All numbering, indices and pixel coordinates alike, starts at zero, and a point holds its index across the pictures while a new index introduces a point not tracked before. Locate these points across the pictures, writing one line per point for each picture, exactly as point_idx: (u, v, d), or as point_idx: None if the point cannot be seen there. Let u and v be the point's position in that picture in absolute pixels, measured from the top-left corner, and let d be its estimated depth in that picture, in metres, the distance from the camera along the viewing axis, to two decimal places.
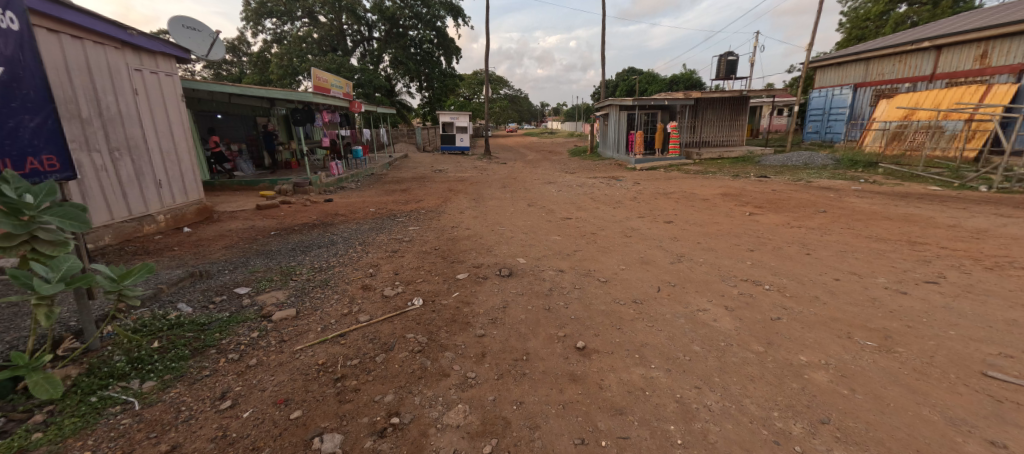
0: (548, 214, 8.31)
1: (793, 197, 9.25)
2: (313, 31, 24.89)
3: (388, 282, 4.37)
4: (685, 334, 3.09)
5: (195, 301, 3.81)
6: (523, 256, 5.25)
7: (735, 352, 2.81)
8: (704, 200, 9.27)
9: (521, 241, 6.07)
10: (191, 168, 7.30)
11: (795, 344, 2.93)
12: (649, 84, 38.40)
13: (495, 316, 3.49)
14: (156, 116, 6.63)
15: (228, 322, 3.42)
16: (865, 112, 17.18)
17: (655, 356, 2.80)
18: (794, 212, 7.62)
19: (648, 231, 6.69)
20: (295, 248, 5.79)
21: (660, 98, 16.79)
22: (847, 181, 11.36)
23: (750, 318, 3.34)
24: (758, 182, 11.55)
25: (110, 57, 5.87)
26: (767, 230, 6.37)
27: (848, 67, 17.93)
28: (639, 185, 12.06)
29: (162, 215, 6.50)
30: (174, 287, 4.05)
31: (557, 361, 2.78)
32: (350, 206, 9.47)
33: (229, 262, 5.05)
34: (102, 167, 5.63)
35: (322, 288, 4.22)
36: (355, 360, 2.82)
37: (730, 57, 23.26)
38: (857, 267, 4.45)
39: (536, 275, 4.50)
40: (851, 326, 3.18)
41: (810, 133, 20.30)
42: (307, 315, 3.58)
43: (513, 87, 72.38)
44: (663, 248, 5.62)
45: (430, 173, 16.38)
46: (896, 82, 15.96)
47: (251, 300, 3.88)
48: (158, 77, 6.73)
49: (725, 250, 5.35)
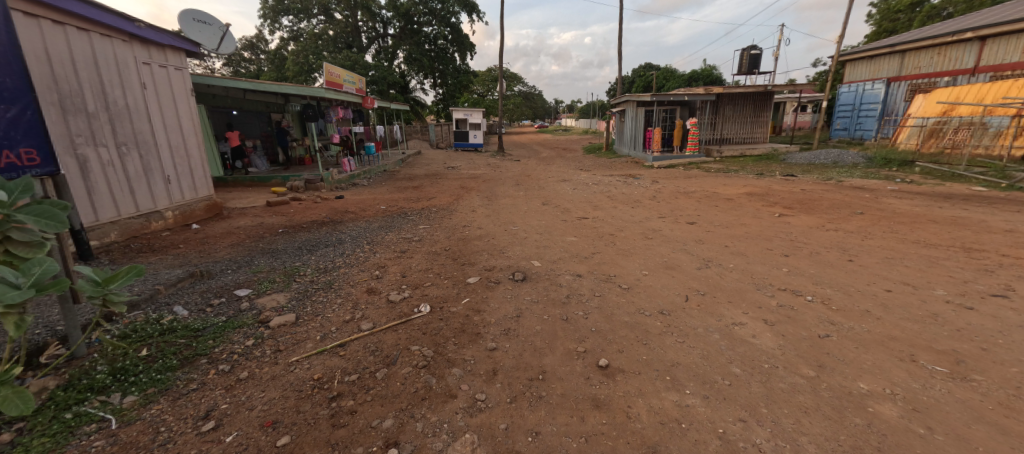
0: (563, 213, 8.02)
1: (825, 197, 8.71)
2: (329, 28, 25.02)
3: (394, 285, 4.12)
4: (721, 353, 2.73)
5: (194, 304, 3.63)
6: (538, 259, 4.95)
7: (783, 377, 2.46)
8: (728, 200, 8.82)
9: (536, 242, 5.78)
10: (201, 164, 7.18)
11: (852, 368, 2.56)
12: (667, 80, 37.67)
13: (509, 326, 3.20)
14: (165, 111, 6.49)
15: (223, 327, 3.21)
16: (898, 108, 16.29)
17: (689, 379, 2.46)
18: (829, 214, 7.11)
19: (670, 232, 6.33)
20: (301, 247, 5.61)
21: (680, 94, 16.25)
22: (882, 181, 10.71)
23: (794, 334, 2.98)
24: (784, 181, 11.00)
25: (117, 50, 5.73)
26: (801, 233, 5.91)
27: (882, 60, 17.01)
28: (658, 184, 11.60)
29: (170, 211, 6.39)
30: (173, 288, 3.87)
31: (578, 382, 2.47)
32: (361, 203, 9.28)
33: (234, 261, 4.89)
34: (109, 162, 5.52)
35: (324, 291, 4.01)
36: (353, 375, 2.57)
37: (754, 51, 22.38)
38: (910, 277, 4.01)
39: (551, 280, 4.20)
40: (913, 347, 2.80)
41: (838, 130, 19.39)
42: (308, 321, 3.34)
43: (527, 85, 72.16)
44: (688, 251, 5.23)
45: (442, 170, 16.16)
46: (934, 76, 15.02)
47: (250, 304, 3.67)
48: (168, 71, 6.58)
49: (756, 255, 4.95)
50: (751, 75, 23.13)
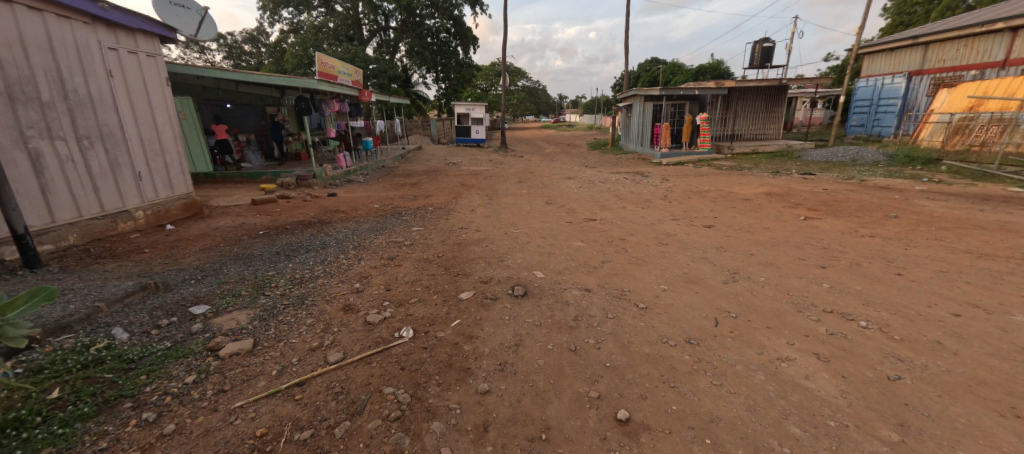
0: (568, 214, 7.44)
1: (851, 198, 8.08)
2: (329, 21, 24.42)
3: (375, 302, 3.58)
4: (772, 403, 2.17)
5: (139, 325, 3.10)
6: (541, 269, 4.39)
7: (859, 442, 1.90)
8: (745, 200, 8.21)
9: (539, 248, 5.23)
10: (178, 159, 6.65)
11: (944, 429, 1.99)
12: (675, 75, 36.85)
13: (505, 359, 2.66)
14: (135, 101, 5.95)
15: (164, 358, 2.69)
16: (920, 103, 15.52)
17: (736, 444, 1.91)
18: (859, 217, 6.49)
19: (686, 237, 5.77)
20: (280, 252, 5.07)
21: (690, 88, 15.54)
22: (908, 181, 10.06)
23: (857, 377, 2.41)
24: (802, 180, 10.38)
25: (78, 33, 5.20)
26: (834, 240, 5.30)
27: (902, 53, 16.18)
28: (668, 182, 10.98)
29: (140, 211, 5.88)
30: (118, 305, 3.34)
31: (592, 446, 1.92)
32: (354, 202, 8.74)
33: (200, 270, 4.36)
34: (67, 158, 4.98)
35: (295, 309, 3.48)
36: (306, 431, 2.03)
37: (766, 44, 21.58)
38: (976, 297, 3.44)
39: (556, 296, 3.65)
40: (1012, 396, 2.22)
41: (854, 126, 18.60)
42: (266, 349, 2.81)
43: (531, 79, 71.31)
44: (710, 261, 4.64)
45: (443, 166, 15.59)
46: (960, 69, 14.27)
47: (204, 325, 3.14)
48: (138, 57, 6.04)
49: (788, 266, 4.37)
50: (764, 69, 22.31)
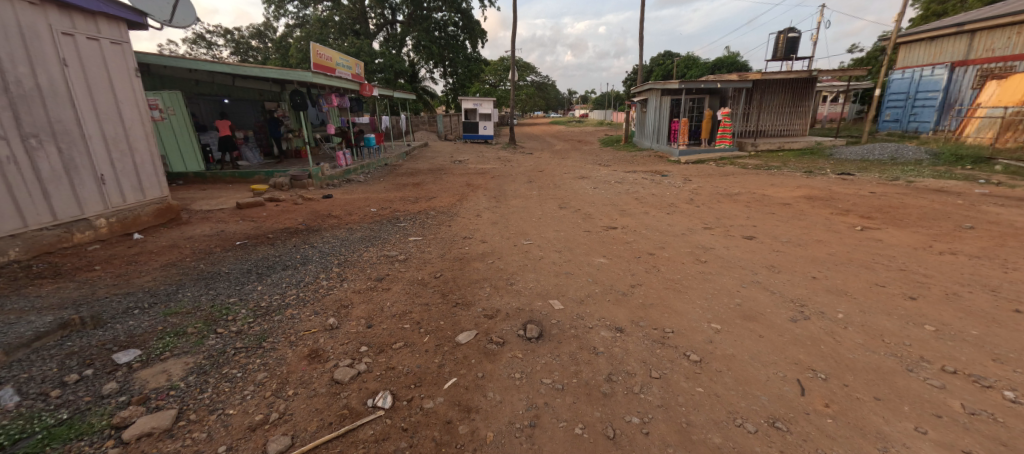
0: (585, 221, 6.62)
1: (906, 203, 7.14)
2: (335, 14, 23.70)
3: (350, 347, 2.80)
4: None
5: (39, 382, 2.37)
6: (560, 297, 3.57)
7: None
8: (783, 205, 7.31)
9: (555, 265, 4.43)
10: (149, 159, 5.96)
11: None
12: (689, 68, 35.77)
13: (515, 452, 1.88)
14: (97, 94, 5.27)
15: (48, 439, 1.97)
16: (965, 96, 14.31)
17: None
18: (927, 228, 5.58)
19: (726, 251, 4.93)
20: (252, 270, 4.34)
21: (710, 81, 14.44)
22: (962, 182, 9.04)
23: None
24: (842, 181, 9.42)
25: (23, 14, 4.52)
26: (910, 259, 4.41)
27: (944, 42, 14.94)
28: (692, 183, 10.08)
29: (102, 218, 5.21)
30: (22, 352, 2.62)
31: None
32: (349, 205, 8.01)
33: (149, 295, 3.64)
34: (9, 159, 4.31)
35: (248, 355, 2.72)
36: None
37: (791, 35, 20.34)
38: None
39: (581, 341, 2.84)
40: None
41: (887, 121, 17.40)
42: (191, 427, 2.06)
43: (541, 74, 70.16)
44: (765, 286, 3.80)
45: (448, 164, 14.81)
46: (1011, 59, 13.00)
47: (124, 383, 2.41)
48: (99, 44, 5.34)
49: (868, 296, 3.51)
50: (788, 61, 21.05)
